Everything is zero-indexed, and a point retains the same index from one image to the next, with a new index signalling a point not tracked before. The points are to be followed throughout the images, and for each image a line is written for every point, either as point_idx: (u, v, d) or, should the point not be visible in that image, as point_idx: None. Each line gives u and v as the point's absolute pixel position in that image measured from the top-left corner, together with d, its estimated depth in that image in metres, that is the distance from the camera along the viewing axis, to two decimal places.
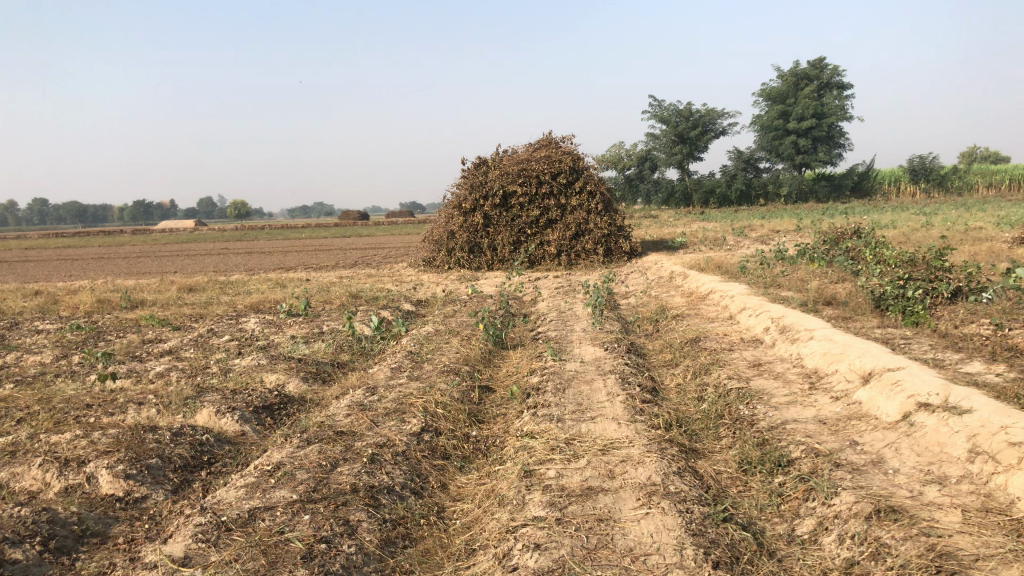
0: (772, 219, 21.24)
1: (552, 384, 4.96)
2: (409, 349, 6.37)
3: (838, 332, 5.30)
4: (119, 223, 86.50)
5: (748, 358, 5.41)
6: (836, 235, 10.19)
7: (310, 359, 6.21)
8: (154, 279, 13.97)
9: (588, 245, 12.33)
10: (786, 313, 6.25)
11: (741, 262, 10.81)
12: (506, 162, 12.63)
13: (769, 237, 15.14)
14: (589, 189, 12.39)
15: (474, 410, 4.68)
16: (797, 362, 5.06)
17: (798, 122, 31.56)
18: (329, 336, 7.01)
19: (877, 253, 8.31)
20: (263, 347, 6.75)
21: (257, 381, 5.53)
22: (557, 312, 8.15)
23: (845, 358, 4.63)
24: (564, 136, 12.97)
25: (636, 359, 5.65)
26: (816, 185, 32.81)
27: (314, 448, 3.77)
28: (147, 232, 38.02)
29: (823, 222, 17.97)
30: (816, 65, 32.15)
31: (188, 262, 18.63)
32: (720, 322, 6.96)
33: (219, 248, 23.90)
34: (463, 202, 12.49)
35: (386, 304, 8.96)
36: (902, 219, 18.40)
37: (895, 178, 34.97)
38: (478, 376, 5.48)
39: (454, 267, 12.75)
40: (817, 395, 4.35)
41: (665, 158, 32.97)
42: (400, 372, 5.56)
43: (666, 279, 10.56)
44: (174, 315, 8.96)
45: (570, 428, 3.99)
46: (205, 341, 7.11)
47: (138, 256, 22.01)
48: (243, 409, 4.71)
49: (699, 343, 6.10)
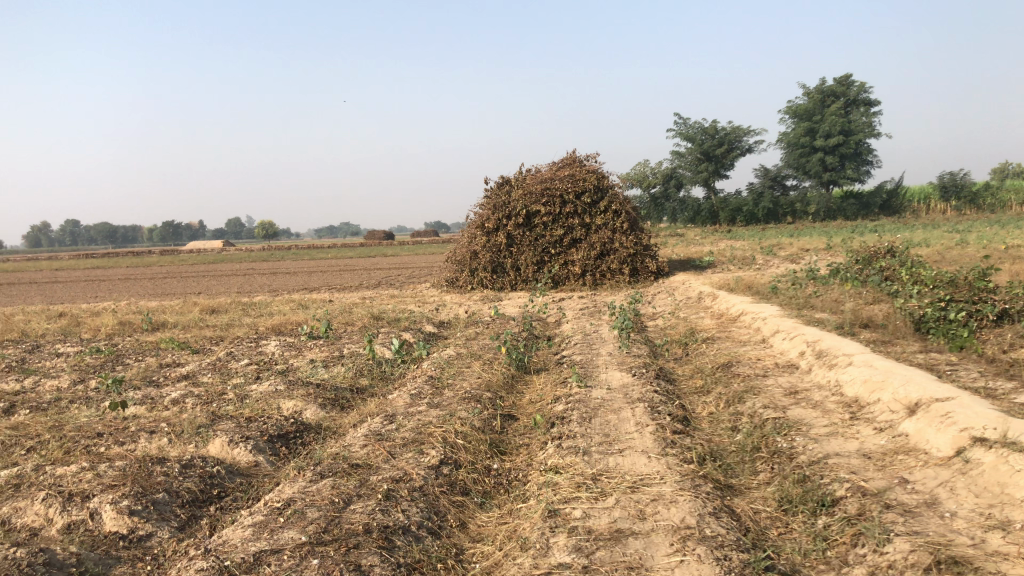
0: (802, 238, 20.89)
1: (578, 413, 4.75)
2: (430, 374, 6.19)
3: (878, 358, 5.04)
4: (148, 243, 87.56)
5: (782, 385, 5.17)
6: (870, 254, 9.90)
7: (329, 384, 6.04)
8: (177, 300, 13.93)
9: (614, 264, 12.07)
10: (821, 337, 5.99)
11: (771, 282, 10.55)
12: (529, 181, 12.51)
13: (799, 256, 14.83)
14: (614, 207, 12.15)
15: (495, 440, 4.48)
16: (836, 389, 4.80)
17: (825, 139, 31.22)
18: (349, 360, 6.85)
19: (914, 273, 8.03)
20: (282, 371, 6.61)
21: (273, 408, 5.37)
22: (582, 335, 7.94)
23: (887, 386, 4.37)
24: (589, 155, 12.82)
25: (665, 386, 5.42)
26: (844, 203, 32.40)
27: (327, 482, 3.58)
28: (173, 252, 38.38)
29: (854, 240, 17.60)
30: (843, 82, 31.87)
31: (212, 283, 18.65)
32: (752, 345, 6.72)
33: (245, 269, 23.99)
34: (487, 222, 12.40)
35: (408, 326, 8.80)
36: (935, 237, 17.99)
37: (925, 195, 34.41)
38: (500, 403, 5.28)
39: (478, 288, 12.62)
40: (859, 426, 4.09)
41: (690, 176, 32.72)
42: (420, 399, 5.38)
43: (695, 300, 10.32)
44: (195, 337, 8.86)
45: (597, 462, 3.77)
46: (223, 365, 6.98)
47: (164, 277, 22.14)
48: (257, 438, 4.55)
49: (731, 369, 5.86)
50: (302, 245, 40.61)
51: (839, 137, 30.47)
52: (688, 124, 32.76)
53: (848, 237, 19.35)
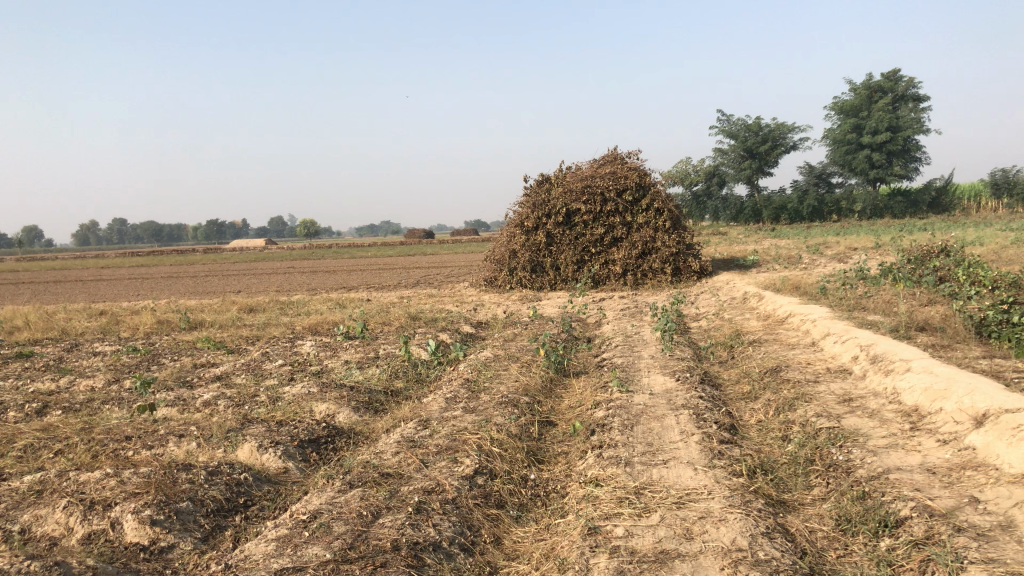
0: (849, 236, 20.44)
1: (619, 420, 4.54)
2: (467, 376, 6.02)
3: (938, 364, 4.74)
4: (193, 242, 88.95)
5: (835, 392, 4.90)
6: (923, 253, 9.51)
7: (363, 387, 5.91)
8: (216, 298, 13.94)
9: (655, 263, 11.83)
10: (876, 341, 5.71)
11: (819, 283, 10.22)
12: (570, 180, 12.29)
13: (847, 255, 14.39)
14: (656, 206, 11.90)
15: (533, 448, 4.30)
16: (893, 398, 4.53)
17: (871, 136, 30.49)
18: (384, 362, 6.71)
19: (972, 273, 7.67)
20: (316, 373, 6.49)
21: (306, 412, 5.25)
22: (623, 336, 7.72)
23: (951, 395, 4.08)
24: (631, 152, 12.58)
25: (711, 392, 5.19)
26: (892, 201, 31.59)
27: (356, 493, 3.43)
28: (215, 251, 38.90)
29: (903, 240, 17.06)
30: (891, 77, 31.13)
31: (252, 282, 18.69)
32: (802, 349, 6.45)
33: (285, 268, 24.09)
34: (526, 220, 12.22)
35: (445, 326, 8.65)
36: (989, 236, 17.37)
37: (975, 193, 33.47)
38: (539, 408, 5.08)
39: (516, 287, 12.46)
40: (921, 438, 3.82)
41: (732, 174, 32.21)
42: (456, 403, 5.22)
43: (739, 300, 10.04)
44: (232, 337, 8.81)
45: (640, 474, 3.57)
46: (258, 366, 6.89)
47: (205, 275, 22.34)
48: (287, 443, 4.43)
49: (780, 374, 5.60)
50: (344, 244, 40.89)
51: (886, 134, 29.73)
52: (731, 121, 32.24)
53: (898, 235, 18.77)
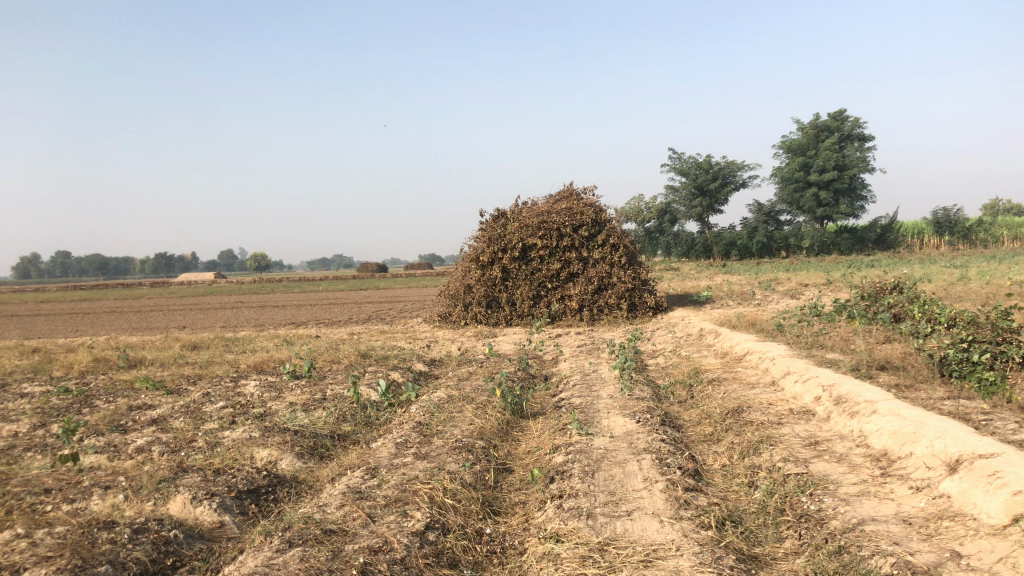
0: (801, 272, 20.62)
1: (579, 466, 4.32)
2: (418, 419, 5.75)
3: (903, 405, 4.62)
4: (139, 275, 87.10)
5: (800, 434, 4.75)
6: (876, 290, 9.52)
7: (308, 431, 5.61)
8: (158, 335, 13.41)
9: (611, 299, 11.71)
10: (839, 380, 5.59)
11: (775, 319, 10.17)
12: (525, 215, 12.14)
13: (800, 291, 14.46)
14: (611, 241, 11.82)
15: (488, 498, 4.05)
16: (860, 441, 4.38)
17: (819, 174, 31.06)
18: (331, 403, 6.40)
19: (927, 311, 7.65)
20: (259, 416, 6.16)
21: (246, 459, 4.93)
22: (580, 374, 7.52)
23: (921, 438, 3.95)
24: (586, 188, 12.52)
25: (673, 435, 5.01)
26: (838, 238, 32.14)
27: (296, 553, 3.15)
28: (163, 285, 38.11)
29: (853, 276, 17.25)
30: (837, 117, 31.82)
31: (198, 317, 18.13)
32: (763, 388, 6.33)
33: (233, 302, 23.48)
34: (481, 255, 11.96)
35: (396, 364, 8.37)
36: (934, 272, 17.66)
37: (919, 230, 34.25)
38: (494, 454, 4.84)
39: (471, 323, 12.21)
40: (893, 485, 3.67)
41: (684, 211, 32.53)
42: (407, 449, 4.94)
43: (696, 337, 9.94)
44: (172, 375, 8.40)
45: (602, 528, 3.36)
46: (197, 408, 6.53)
47: (149, 310, 21.66)
48: (224, 494, 4.12)
49: (743, 415, 5.44)
50: (295, 279, 40.24)
51: (833, 173, 30.31)
52: (683, 159, 32.61)
53: (847, 272, 19.00)
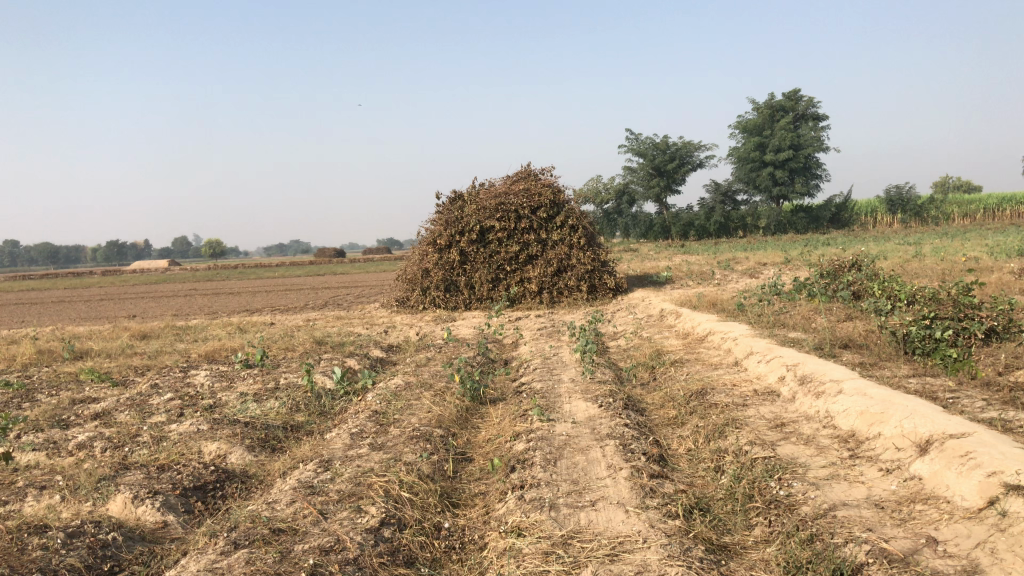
0: (759, 251, 20.70)
1: (541, 454, 4.17)
2: (375, 408, 5.55)
3: (869, 384, 4.55)
4: (91, 263, 85.17)
5: (765, 416, 4.65)
6: (834, 268, 9.51)
7: (259, 423, 5.38)
8: (107, 324, 12.98)
9: (572, 280, 11.54)
10: (802, 360, 5.52)
11: (735, 298, 10.14)
12: (483, 197, 11.94)
13: (758, 270, 14.48)
14: (570, 223, 11.68)
15: (447, 490, 3.89)
16: (827, 422, 4.30)
17: (774, 153, 31.25)
18: (284, 393, 6.17)
19: (886, 288, 7.63)
20: (208, 407, 5.91)
21: (193, 454, 4.70)
22: (541, 358, 7.39)
23: (889, 419, 3.88)
24: (544, 168, 12.36)
25: (636, 419, 4.89)
26: (794, 217, 32.42)
27: (242, 555, 2.96)
28: (115, 273, 37.20)
29: (811, 254, 17.35)
30: (792, 97, 32.00)
31: (148, 305, 17.65)
32: (725, 369, 6.25)
33: (185, 290, 22.90)
34: (438, 238, 11.81)
35: (353, 351, 8.15)
36: (889, 250, 17.81)
37: (872, 208, 34.71)
38: (453, 442, 4.68)
39: (430, 307, 12.01)
40: (862, 467, 3.59)
41: (642, 192, 32.55)
42: (362, 439, 4.75)
43: (657, 318, 9.87)
44: (118, 367, 8.09)
45: (566, 520, 3.22)
46: (143, 401, 6.26)
47: (98, 299, 21.06)
48: (168, 492, 3.89)
49: (707, 397, 5.34)
50: (252, 265, 39.58)
51: (788, 152, 30.51)
52: (640, 139, 32.59)
53: (804, 251, 19.12)
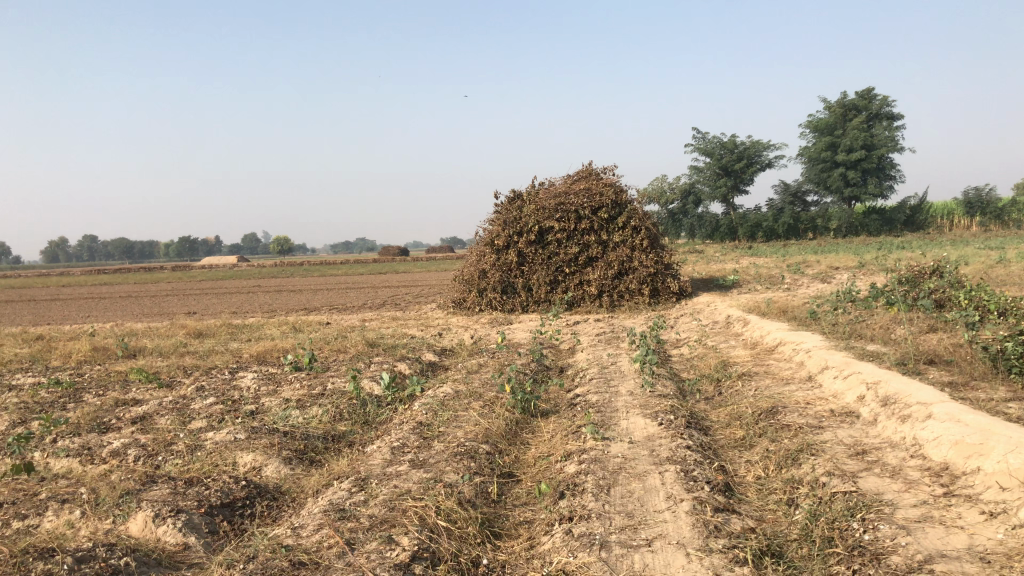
0: (829, 255, 19.91)
1: (593, 479, 3.81)
2: (419, 419, 5.25)
3: (964, 409, 4.06)
4: (165, 259, 87.73)
5: (844, 442, 4.20)
6: (914, 274, 8.90)
7: (299, 432, 5.15)
8: (166, 322, 13.03)
9: (633, 284, 11.17)
10: (884, 377, 5.02)
11: (806, 306, 9.58)
12: (542, 196, 11.61)
13: (830, 275, 13.81)
14: (632, 224, 11.25)
15: (489, 517, 3.56)
16: (915, 451, 3.84)
17: (846, 153, 30.14)
18: (328, 399, 5.91)
19: (975, 297, 7.02)
20: (250, 414, 5.70)
21: (227, 467, 4.49)
22: (599, 366, 7.02)
23: (991, 452, 3.40)
24: (606, 167, 11.97)
25: (699, 440, 4.48)
26: (866, 219, 31.31)
27: None
28: (186, 269, 38.07)
29: (887, 259, 16.54)
30: (866, 95, 30.83)
31: (212, 303, 17.79)
32: (797, 384, 5.78)
33: (248, 287, 23.11)
34: (497, 239, 11.52)
35: (403, 355, 7.90)
36: (968, 255, 16.91)
37: (950, 211, 33.26)
38: (499, 461, 4.35)
39: (486, 309, 11.70)
40: (960, 508, 3.14)
41: (708, 192, 31.81)
42: (403, 455, 4.45)
43: (723, 325, 9.39)
44: (168, 366, 7.98)
45: (617, 564, 2.86)
46: (187, 404, 6.09)
47: (165, 296, 21.37)
48: (193, 509, 3.66)
49: (777, 416, 4.90)
50: (316, 263, 39.95)
51: (861, 152, 29.38)
52: (707, 139, 31.81)
53: (877, 255, 18.32)
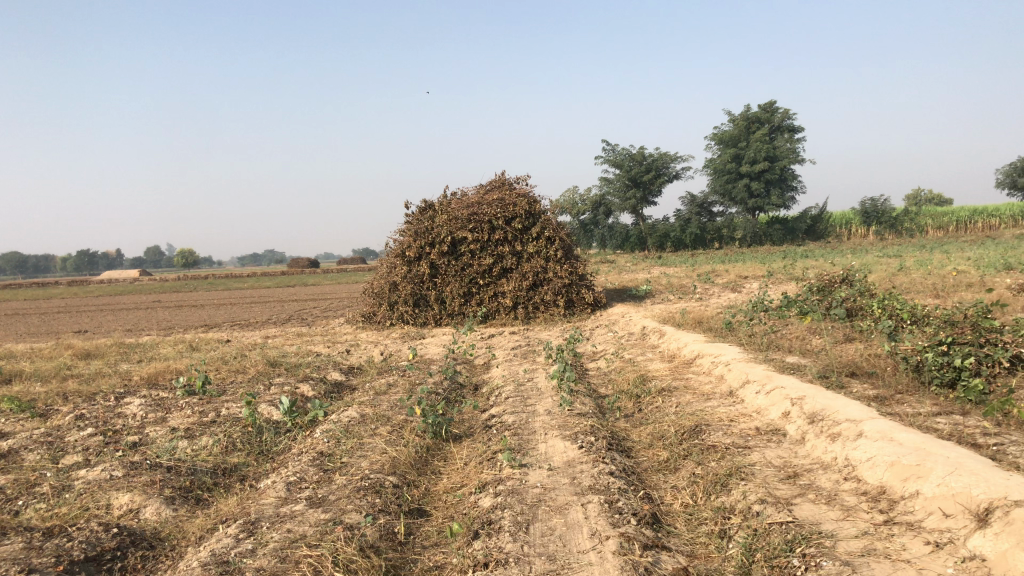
0: (736, 263, 20.25)
1: (509, 516, 3.46)
2: (320, 448, 4.81)
3: (894, 427, 3.89)
4: (60, 274, 83.63)
5: (773, 464, 3.98)
6: (824, 283, 8.91)
7: (184, 467, 4.63)
8: (50, 341, 12.08)
9: (547, 295, 10.91)
10: (810, 392, 4.85)
11: (720, 316, 9.50)
12: (454, 206, 11.26)
13: (740, 284, 13.90)
14: (546, 234, 11.02)
15: (394, 564, 3.18)
16: (847, 473, 3.64)
17: (750, 165, 30.82)
18: (220, 428, 5.40)
19: (888, 306, 6.99)
20: (131, 446, 5.14)
21: (99, 510, 3.97)
22: (515, 383, 6.69)
23: (930, 475, 3.21)
24: (518, 177, 11.71)
25: (623, 465, 4.20)
26: (770, 229, 32.16)
27: None
28: (79, 284, 36.17)
29: (795, 267, 16.81)
30: (767, 108, 31.66)
31: (104, 319, 16.74)
32: (719, 400, 5.58)
33: (146, 302, 21.96)
34: (407, 250, 11.08)
35: (307, 375, 7.40)
36: (870, 263, 17.37)
37: (848, 220, 34.44)
38: (407, 495, 3.97)
39: (398, 323, 11.25)
40: (904, 538, 2.92)
41: (619, 203, 32.01)
42: (299, 492, 4.02)
43: (639, 336, 9.23)
44: (45, 392, 7.26)
45: None
46: (59, 437, 5.47)
47: (55, 312, 20.13)
48: (50, 566, 3.16)
49: (702, 436, 4.67)
50: (221, 275, 38.49)
51: (764, 163, 30.10)
52: (617, 150, 32.02)
53: (784, 263, 18.65)
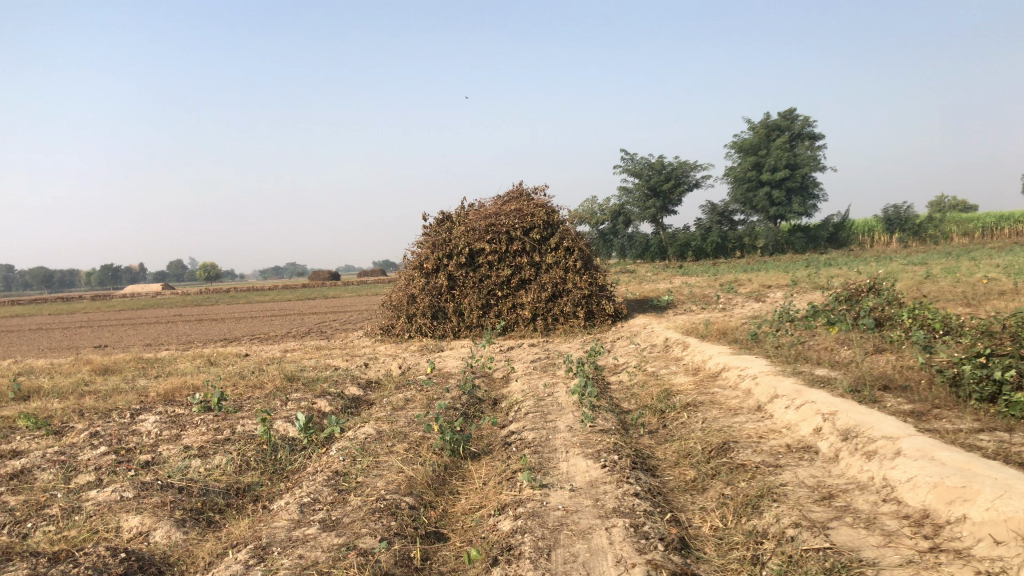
0: (758, 273, 19.98)
1: (530, 541, 3.30)
2: (335, 467, 4.68)
3: (935, 444, 3.70)
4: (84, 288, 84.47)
5: (806, 484, 3.79)
6: (851, 292, 8.68)
7: (196, 487, 4.52)
8: (70, 356, 12.08)
9: (567, 306, 10.74)
10: (841, 407, 4.66)
11: (744, 326, 9.29)
12: (472, 218, 11.14)
13: (763, 294, 13.66)
14: (565, 245, 10.85)
15: None
16: (886, 494, 3.46)
17: (770, 173, 30.53)
18: (235, 445, 5.28)
19: (920, 315, 6.76)
20: (143, 465, 5.03)
21: (108, 534, 3.85)
22: (536, 398, 6.54)
23: (978, 498, 3.02)
24: (536, 188, 11.57)
25: (649, 485, 4.03)
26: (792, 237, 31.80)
27: None
28: (103, 298, 36.45)
29: (818, 276, 16.52)
30: (787, 116, 31.41)
31: (126, 334, 16.77)
32: (746, 415, 5.39)
33: (167, 316, 22.02)
34: (425, 262, 10.98)
35: (324, 390, 7.28)
36: (895, 272, 17.04)
37: (872, 227, 33.98)
38: (424, 517, 3.83)
39: (416, 335, 11.14)
40: (952, 567, 2.73)
41: (638, 213, 31.79)
42: (313, 514, 3.89)
43: (661, 348, 9.04)
44: (62, 409, 7.19)
45: None
46: (72, 455, 5.37)
47: (77, 327, 20.21)
48: None
49: (731, 453, 4.49)
50: (242, 288, 38.64)
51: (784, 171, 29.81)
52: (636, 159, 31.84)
53: (807, 272, 18.36)
